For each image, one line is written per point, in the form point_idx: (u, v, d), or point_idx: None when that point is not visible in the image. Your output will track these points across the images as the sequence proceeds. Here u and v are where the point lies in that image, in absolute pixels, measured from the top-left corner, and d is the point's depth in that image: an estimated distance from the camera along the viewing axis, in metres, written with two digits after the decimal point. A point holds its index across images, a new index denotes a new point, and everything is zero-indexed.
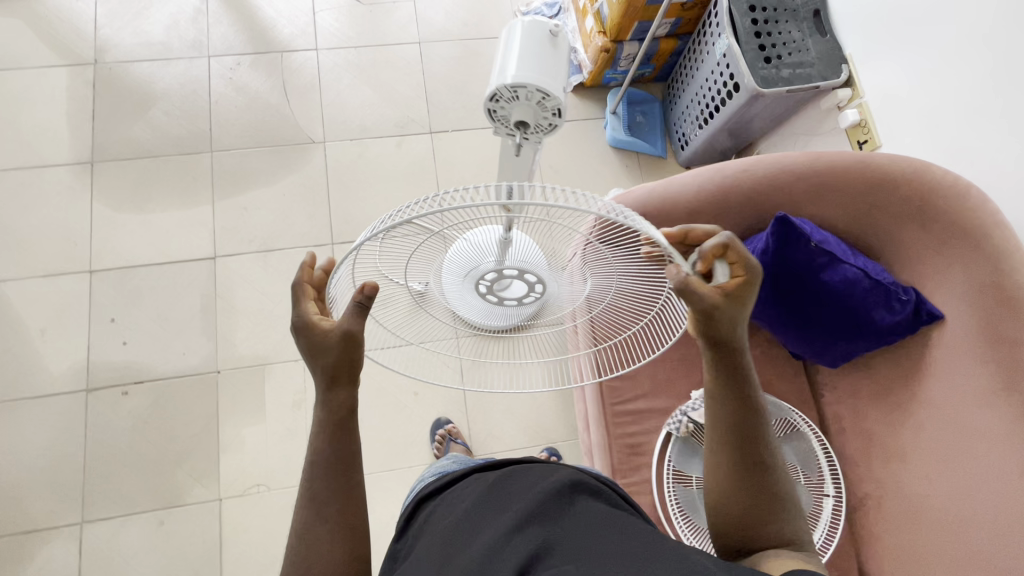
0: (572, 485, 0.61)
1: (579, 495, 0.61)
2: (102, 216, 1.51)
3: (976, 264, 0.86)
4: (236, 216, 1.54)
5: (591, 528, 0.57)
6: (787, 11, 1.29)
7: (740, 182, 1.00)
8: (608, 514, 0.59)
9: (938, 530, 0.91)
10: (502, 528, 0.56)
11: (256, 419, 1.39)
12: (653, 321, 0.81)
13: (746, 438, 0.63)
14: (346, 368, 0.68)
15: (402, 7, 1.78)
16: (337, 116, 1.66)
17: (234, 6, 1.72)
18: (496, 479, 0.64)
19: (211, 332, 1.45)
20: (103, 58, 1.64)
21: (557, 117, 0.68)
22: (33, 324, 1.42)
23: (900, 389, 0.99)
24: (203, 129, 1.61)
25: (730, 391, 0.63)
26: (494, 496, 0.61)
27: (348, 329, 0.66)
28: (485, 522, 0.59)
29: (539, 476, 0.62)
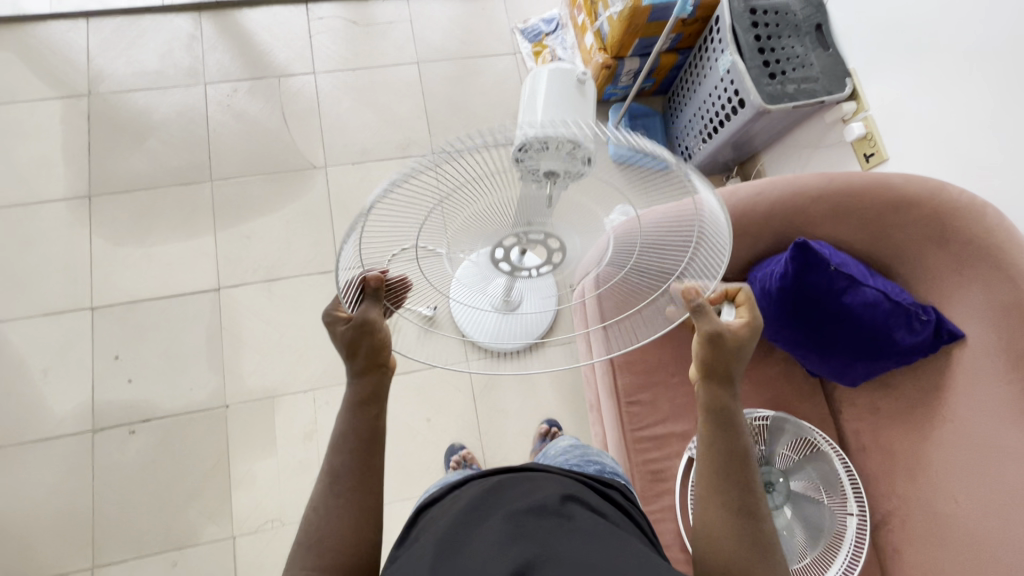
0: (571, 502, 0.66)
1: (560, 513, 0.63)
2: (101, 251, 1.48)
3: (996, 283, 0.86)
4: (239, 245, 1.52)
5: (573, 540, 0.59)
6: (789, 27, 1.30)
7: (756, 205, 0.99)
8: (588, 531, 0.61)
9: (965, 548, 0.91)
10: (498, 536, 0.59)
11: (267, 453, 1.37)
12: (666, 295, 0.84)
13: (740, 470, 0.67)
14: (372, 354, 0.72)
15: (398, 27, 1.77)
16: (338, 140, 1.64)
17: (229, 31, 1.70)
18: (500, 493, 0.68)
19: (218, 366, 1.43)
20: (97, 89, 1.61)
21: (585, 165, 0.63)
22: (35, 365, 1.39)
23: (921, 407, 0.99)
24: (202, 158, 1.59)
25: (725, 427, 0.69)
26: (497, 508, 0.65)
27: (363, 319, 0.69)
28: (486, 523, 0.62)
29: (541, 491, 0.66)
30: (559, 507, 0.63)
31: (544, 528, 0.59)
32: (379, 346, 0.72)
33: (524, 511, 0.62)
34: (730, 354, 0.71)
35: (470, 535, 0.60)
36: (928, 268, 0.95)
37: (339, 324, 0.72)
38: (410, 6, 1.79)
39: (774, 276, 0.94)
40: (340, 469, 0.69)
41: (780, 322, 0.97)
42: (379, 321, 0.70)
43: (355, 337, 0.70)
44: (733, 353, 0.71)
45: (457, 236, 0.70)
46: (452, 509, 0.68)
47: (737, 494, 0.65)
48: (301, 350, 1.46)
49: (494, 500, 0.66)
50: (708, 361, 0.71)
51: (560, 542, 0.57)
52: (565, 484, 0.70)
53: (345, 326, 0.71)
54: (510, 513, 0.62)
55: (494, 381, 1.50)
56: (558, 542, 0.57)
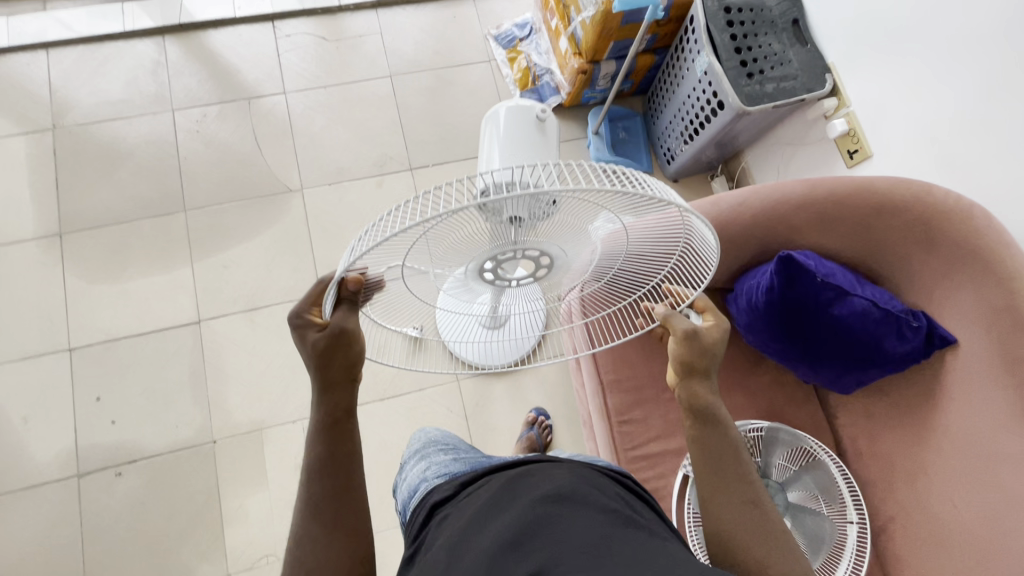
0: (588, 486, 0.62)
1: (571, 503, 0.58)
2: (76, 290, 1.45)
3: (988, 287, 0.84)
4: (217, 276, 1.49)
5: (588, 531, 0.54)
6: (765, 24, 1.26)
7: (739, 216, 0.97)
8: (602, 518, 0.57)
9: (967, 556, 0.88)
10: (506, 535, 0.55)
11: (258, 487, 1.35)
12: (646, 293, 0.89)
13: (735, 462, 0.68)
14: (348, 368, 0.70)
15: (369, 40, 1.72)
16: (313, 160, 1.60)
17: (195, 54, 1.66)
18: (509, 487, 0.64)
19: (203, 401, 1.40)
20: (62, 122, 1.57)
21: (552, 207, 0.62)
22: (15, 412, 1.36)
23: (917, 412, 0.96)
24: (175, 187, 1.55)
25: (712, 414, 0.71)
26: (505, 504, 0.61)
27: (341, 328, 0.67)
28: (494, 519, 0.58)
29: (557, 479, 0.63)
30: (577, 496, 0.60)
31: (561, 518, 0.56)
32: (352, 359, 0.70)
33: (540, 503, 0.58)
34: (706, 353, 0.73)
35: (475, 538, 0.57)
36: (918, 272, 0.92)
37: (311, 331, 0.69)
38: (379, 18, 1.75)
39: (761, 288, 0.93)
40: (315, 527, 0.66)
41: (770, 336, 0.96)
42: (358, 333, 0.68)
43: (328, 347, 0.68)
44: (709, 350, 0.73)
45: (440, 257, 0.68)
46: (453, 516, 0.64)
47: (738, 486, 0.66)
48: (287, 380, 1.43)
49: (505, 494, 0.62)
50: (686, 357, 0.73)
51: (577, 536, 0.54)
52: (575, 471, 0.66)
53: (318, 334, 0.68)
54: (518, 509, 0.58)
55: (486, 399, 1.48)
56: (573, 537, 0.54)
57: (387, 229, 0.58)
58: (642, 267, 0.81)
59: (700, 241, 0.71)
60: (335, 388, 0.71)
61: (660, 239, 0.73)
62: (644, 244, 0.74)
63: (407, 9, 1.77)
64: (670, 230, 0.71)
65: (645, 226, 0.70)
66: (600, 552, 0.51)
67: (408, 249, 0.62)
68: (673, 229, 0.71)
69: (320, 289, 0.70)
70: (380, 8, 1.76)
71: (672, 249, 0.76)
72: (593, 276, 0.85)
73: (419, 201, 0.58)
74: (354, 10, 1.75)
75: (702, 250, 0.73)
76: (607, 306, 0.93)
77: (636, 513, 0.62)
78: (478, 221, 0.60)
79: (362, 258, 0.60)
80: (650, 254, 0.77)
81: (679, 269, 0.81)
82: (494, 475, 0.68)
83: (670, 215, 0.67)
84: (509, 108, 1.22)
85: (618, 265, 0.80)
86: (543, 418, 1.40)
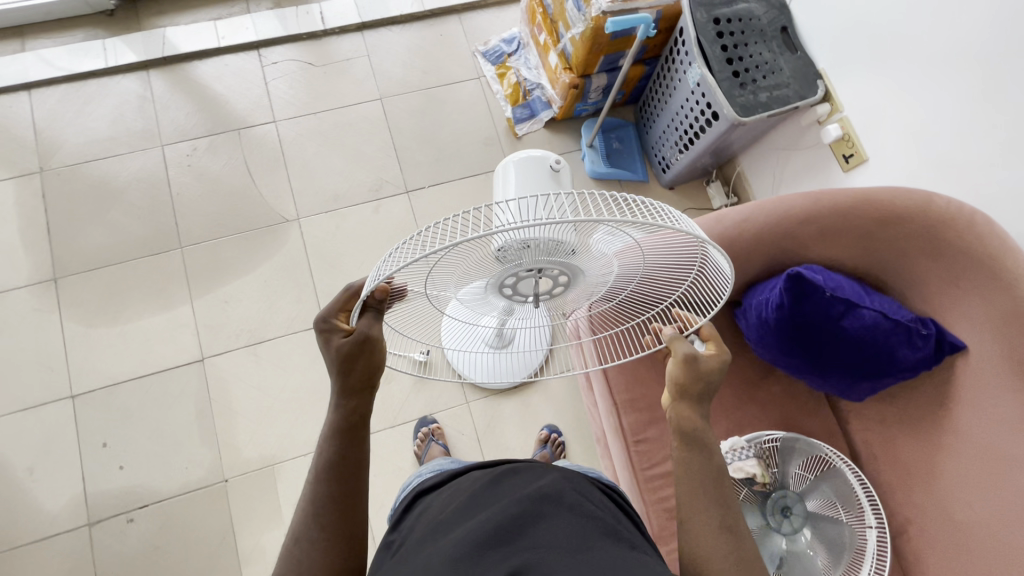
0: (573, 488, 0.63)
1: (555, 503, 0.60)
2: (75, 335, 1.42)
3: (994, 293, 0.85)
4: (218, 311, 1.47)
5: (567, 533, 0.56)
6: (754, 33, 1.27)
7: (744, 232, 0.98)
8: (580, 521, 0.58)
9: (987, 558, 0.88)
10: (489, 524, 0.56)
11: (274, 523, 1.33)
12: (656, 315, 0.90)
13: (716, 487, 0.65)
14: (369, 374, 0.69)
15: (356, 63, 1.71)
16: (308, 188, 1.59)
17: (181, 87, 1.64)
18: (501, 484, 0.65)
19: (211, 440, 1.38)
20: (49, 164, 1.54)
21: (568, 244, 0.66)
22: (20, 465, 1.33)
23: (929, 416, 0.97)
24: (169, 224, 1.53)
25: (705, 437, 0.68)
26: (494, 499, 0.62)
27: (365, 335, 0.66)
28: (481, 513, 0.59)
29: (543, 479, 0.64)
30: (561, 497, 0.60)
31: (546, 521, 0.57)
32: (373, 366, 0.68)
33: (529, 499, 0.59)
34: (704, 379, 0.70)
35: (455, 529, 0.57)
36: (924, 279, 0.94)
37: (337, 336, 0.68)
38: (365, 40, 1.74)
39: (770, 305, 0.93)
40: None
41: (783, 352, 0.97)
42: (382, 340, 0.68)
43: (353, 353, 0.67)
44: (708, 377, 0.70)
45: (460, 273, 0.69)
46: (442, 502, 0.66)
47: (716, 512, 0.63)
48: (295, 413, 1.41)
49: (494, 489, 0.63)
50: (682, 380, 0.70)
51: (561, 538, 0.55)
52: (564, 474, 0.67)
53: (345, 339, 0.67)
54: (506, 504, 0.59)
55: (496, 419, 1.47)
56: (556, 539, 0.55)
57: (411, 252, 0.60)
58: (654, 290, 0.82)
59: (714, 269, 0.71)
60: (356, 396, 0.69)
61: (675, 264, 0.74)
62: (657, 269, 0.75)
63: (393, 29, 1.76)
64: (685, 257, 0.71)
65: (662, 257, 0.71)
66: (575, 556, 0.53)
67: (429, 266, 0.63)
68: (688, 257, 0.71)
69: (348, 297, 0.69)
70: (365, 30, 1.74)
71: (684, 274, 0.77)
72: (605, 294, 0.86)
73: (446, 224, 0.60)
74: (339, 34, 1.73)
75: (715, 276, 0.73)
76: (616, 324, 0.94)
77: (617, 520, 0.62)
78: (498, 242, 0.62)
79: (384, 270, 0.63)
80: (662, 277, 0.77)
81: (691, 292, 0.82)
82: (487, 470, 0.70)
83: (687, 247, 0.68)
84: (526, 156, 1.25)
85: (631, 287, 0.81)
86: (556, 435, 1.40)
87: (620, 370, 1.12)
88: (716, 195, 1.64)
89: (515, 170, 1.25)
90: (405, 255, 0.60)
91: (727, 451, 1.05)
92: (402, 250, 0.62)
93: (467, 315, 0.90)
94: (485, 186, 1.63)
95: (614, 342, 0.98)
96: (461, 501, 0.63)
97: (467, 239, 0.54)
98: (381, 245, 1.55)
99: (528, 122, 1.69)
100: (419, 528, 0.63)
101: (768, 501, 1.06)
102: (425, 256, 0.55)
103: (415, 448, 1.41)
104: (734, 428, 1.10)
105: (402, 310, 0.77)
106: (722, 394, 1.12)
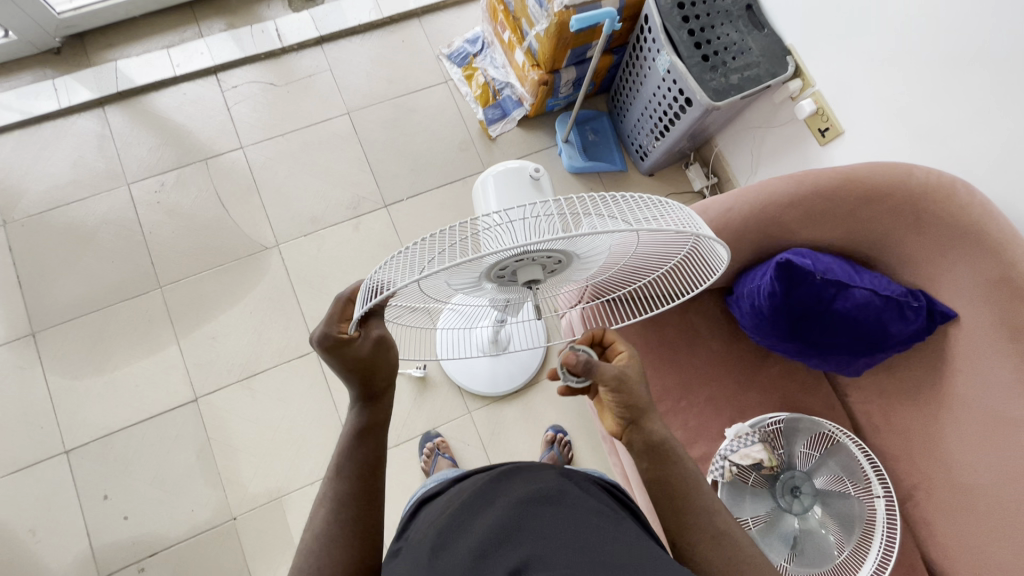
0: (575, 487, 0.62)
1: (556, 501, 0.59)
2: (62, 390, 1.39)
3: (980, 260, 0.87)
4: (206, 348, 1.44)
5: (569, 529, 0.55)
6: (720, 13, 1.25)
7: (728, 221, 0.99)
8: (583, 516, 0.57)
9: (993, 515, 0.90)
10: (493, 529, 0.55)
11: (288, 556, 1.31)
12: (644, 292, 0.87)
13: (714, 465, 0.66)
14: (380, 376, 0.67)
15: (320, 77, 1.67)
16: (285, 212, 1.56)
17: (141, 121, 1.59)
18: (501, 483, 0.63)
19: (215, 479, 1.36)
20: (13, 216, 1.49)
21: (557, 252, 0.62)
22: (21, 527, 1.30)
23: (927, 384, 0.98)
24: (146, 265, 1.49)
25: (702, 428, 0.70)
26: (495, 500, 0.60)
27: (381, 334, 0.65)
28: (484, 518, 0.57)
29: (544, 477, 0.63)
30: (563, 496, 0.60)
31: (550, 518, 0.56)
32: (387, 368, 0.67)
33: (531, 502, 0.58)
34: (638, 386, 0.66)
35: (459, 537, 0.56)
36: (910, 251, 0.95)
37: (342, 347, 0.62)
38: (326, 54, 1.69)
39: (763, 292, 0.94)
40: None
41: (778, 337, 0.98)
42: (392, 338, 0.67)
43: (370, 357, 0.64)
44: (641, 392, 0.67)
45: (448, 282, 0.66)
46: (442, 509, 0.65)
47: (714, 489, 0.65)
48: (297, 443, 1.39)
49: (496, 489, 0.62)
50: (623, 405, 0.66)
51: (565, 534, 0.54)
52: (561, 471, 0.66)
53: (356, 348, 0.63)
54: (507, 506, 0.58)
55: (500, 426, 1.46)
56: (562, 533, 0.54)
57: (399, 275, 0.56)
58: (640, 274, 0.78)
59: (707, 259, 0.69)
60: (376, 399, 0.68)
61: (665, 254, 0.70)
62: (643, 259, 0.71)
63: (354, 40, 1.71)
64: (677, 248, 0.67)
65: (657, 249, 0.67)
66: (582, 551, 0.52)
67: (414, 282, 0.60)
68: (682, 250, 0.69)
69: (343, 304, 0.65)
70: (325, 44, 1.70)
71: (670, 260, 0.73)
72: (591, 281, 0.81)
73: (427, 245, 0.57)
74: (298, 49, 1.69)
75: (706, 265, 0.71)
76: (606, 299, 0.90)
77: (618, 514, 0.61)
78: (484, 261, 0.59)
79: (370, 289, 0.59)
80: (648, 264, 0.74)
81: (678, 272, 0.79)
82: (487, 472, 0.69)
83: (683, 241, 0.64)
84: (504, 168, 1.24)
85: (617, 272, 0.77)
86: (560, 435, 1.40)
87: None
88: (696, 177, 1.64)
89: (495, 181, 1.23)
90: (392, 274, 0.57)
91: (732, 439, 1.04)
92: (389, 266, 0.58)
93: (466, 313, 0.89)
94: (465, 192, 1.61)
95: (604, 313, 0.95)
96: (461, 504, 0.61)
97: (461, 263, 0.51)
98: (366, 262, 1.53)
99: (500, 122, 1.67)
100: (421, 533, 0.62)
101: (777, 484, 1.05)
102: (415, 280, 0.53)
103: (422, 464, 1.39)
104: (737, 413, 1.11)
105: (409, 313, 0.78)
106: (722, 381, 1.12)
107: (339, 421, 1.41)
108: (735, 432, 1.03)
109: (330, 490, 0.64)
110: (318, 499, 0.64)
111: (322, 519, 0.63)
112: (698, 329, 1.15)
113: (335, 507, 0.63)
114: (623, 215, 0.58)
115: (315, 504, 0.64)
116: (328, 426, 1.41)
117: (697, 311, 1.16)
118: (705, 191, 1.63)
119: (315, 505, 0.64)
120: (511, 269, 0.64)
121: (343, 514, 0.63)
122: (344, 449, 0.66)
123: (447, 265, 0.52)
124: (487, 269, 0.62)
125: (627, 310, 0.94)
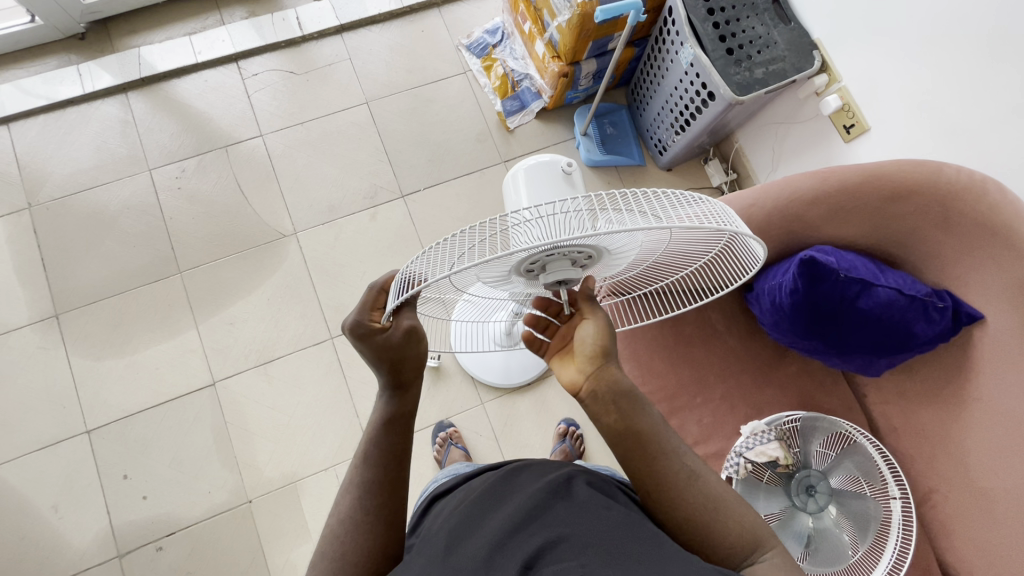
0: (586, 482, 0.62)
1: (565, 496, 0.59)
2: (83, 370, 1.41)
3: (1009, 262, 0.85)
4: (224, 334, 1.46)
5: (581, 522, 0.55)
6: (746, 7, 1.24)
7: (753, 217, 0.98)
8: (595, 509, 0.57)
9: (1013, 519, 0.88)
10: (505, 523, 0.55)
11: (302, 539, 1.33)
12: (669, 288, 0.86)
13: None
14: (411, 364, 0.67)
15: (339, 66, 1.67)
16: (302, 199, 1.57)
17: (163, 108, 1.60)
18: (512, 480, 0.64)
19: (232, 462, 1.38)
20: (37, 199, 1.52)
21: (586, 248, 0.61)
22: (44, 503, 1.33)
23: (948, 387, 0.97)
24: (167, 251, 1.51)
25: None
26: (506, 494, 0.61)
27: (411, 325, 0.65)
28: (497, 511, 0.58)
29: (554, 472, 0.63)
30: (571, 489, 0.60)
31: (561, 512, 0.56)
32: (417, 359, 0.67)
33: (543, 495, 0.58)
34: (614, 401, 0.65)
35: (470, 530, 0.56)
36: (937, 252, 0.94)
37: (373, 335, 0.64)
38: (345, 43, 1.69)
39: (785, 290, 0.93)
40: None
41: (798, 335, 0.97)
42: (422, 330, 0.67)
43: (400, 347, 0.64)
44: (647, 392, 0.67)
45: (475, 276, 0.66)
46: (453, 504, 0.65)
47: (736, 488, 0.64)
48: (311, 430, 1.41)
49: (507, 485, 0.62)
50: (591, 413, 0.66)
51: (577, 528, 0.54)
52: (570, 467, 0.66)
53: (387, 337, 0.64)
54: (519, 500, 0.58)
55: (513, 417, 1.46)
56: (575, 528, 0.54)
57: (430, 271, 0.56)
58: (666, 270, 0.78)
59: (740, 255, 0.69)
60: (404, 389, 0.68)
61: (695, 251, 0.69)
62: (672, 255, 0.71)
63: (373, 29, 1.71)
64: (708, 244, 0.67)
65: (689, 247, 0.67)
66: (593, 545, 0.52)
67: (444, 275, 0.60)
68: (713, 247, 0.69)
69: (375, 295, 0.66)
70: (344, 33, 1.70)
71: (699, 256, 0.73)
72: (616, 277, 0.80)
73: (462, 241, 0.57)
74: (318, 38, 1.69)
75: (739, 261, 0.71)
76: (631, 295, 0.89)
77: (630, 509, 0.61)
78: (514, 257, 0.58)
79: (404, 285, 0.60)
80: (677, 261, 0.74)
81: (707, 268, 0.78)
82: (498, 471, 0.69)
83: (717, 239, 0.64)
84: (535, 162, 1.24)
85: (646, 267, 0.77)
86: (573, 427, 1.41)
87: (636, 364, 1.11)
88: (716, 172, 1.62)
89: (526, 175, 1.24)
90: (423, 268, 0.57)
91: (746, 436, 1.03)
92: (420, 261, 0.59)
93: (484, 305, 0.89)
94: (481, 184, 1.61)
95: (626, 310, 0.93)
96: (474, 498, 0.62)
97: (493, 259, 0.51)
98: (381, 253, 1.53)
99: (518, 113, 1.66)
100: (434, 527, 0.63)
101: (792, 483, 1.05)
102: (446, 276, 0.53)
103: (434, 453, 1.41)
104: (753, 410, 1.10)
105: (431, 302, 0.78)
106: (739, 378, 1.12)
107: (354, 409, 1.42)
108: (750, 430, 1.02)
109: (355, 477, 0.65)
110: (344, 487, 0.65)
111: (345, 508, 0.63)
112: (716, 326, 1.14)
113: (360, 494, 0.64)
114: (659, 211, 0.57)
115: (340, 491, 0.65)
116: (344, 415, 1.42)
117: (716, 308, 1.15)
118: (724, 186, 1.61)
119: (340, 493, 0.65)
120: (540, 265, 0.63)
121: (366, 501, 0.63)
122: (368, 437, 0.67)
123: (483, 261, 0.52)
124: (517, 263, 0.62)
125: (650, 307, 0.93)
